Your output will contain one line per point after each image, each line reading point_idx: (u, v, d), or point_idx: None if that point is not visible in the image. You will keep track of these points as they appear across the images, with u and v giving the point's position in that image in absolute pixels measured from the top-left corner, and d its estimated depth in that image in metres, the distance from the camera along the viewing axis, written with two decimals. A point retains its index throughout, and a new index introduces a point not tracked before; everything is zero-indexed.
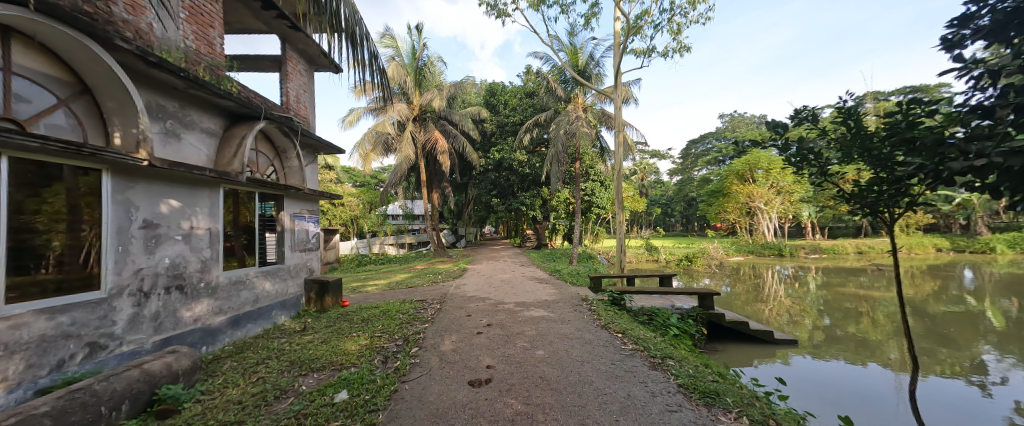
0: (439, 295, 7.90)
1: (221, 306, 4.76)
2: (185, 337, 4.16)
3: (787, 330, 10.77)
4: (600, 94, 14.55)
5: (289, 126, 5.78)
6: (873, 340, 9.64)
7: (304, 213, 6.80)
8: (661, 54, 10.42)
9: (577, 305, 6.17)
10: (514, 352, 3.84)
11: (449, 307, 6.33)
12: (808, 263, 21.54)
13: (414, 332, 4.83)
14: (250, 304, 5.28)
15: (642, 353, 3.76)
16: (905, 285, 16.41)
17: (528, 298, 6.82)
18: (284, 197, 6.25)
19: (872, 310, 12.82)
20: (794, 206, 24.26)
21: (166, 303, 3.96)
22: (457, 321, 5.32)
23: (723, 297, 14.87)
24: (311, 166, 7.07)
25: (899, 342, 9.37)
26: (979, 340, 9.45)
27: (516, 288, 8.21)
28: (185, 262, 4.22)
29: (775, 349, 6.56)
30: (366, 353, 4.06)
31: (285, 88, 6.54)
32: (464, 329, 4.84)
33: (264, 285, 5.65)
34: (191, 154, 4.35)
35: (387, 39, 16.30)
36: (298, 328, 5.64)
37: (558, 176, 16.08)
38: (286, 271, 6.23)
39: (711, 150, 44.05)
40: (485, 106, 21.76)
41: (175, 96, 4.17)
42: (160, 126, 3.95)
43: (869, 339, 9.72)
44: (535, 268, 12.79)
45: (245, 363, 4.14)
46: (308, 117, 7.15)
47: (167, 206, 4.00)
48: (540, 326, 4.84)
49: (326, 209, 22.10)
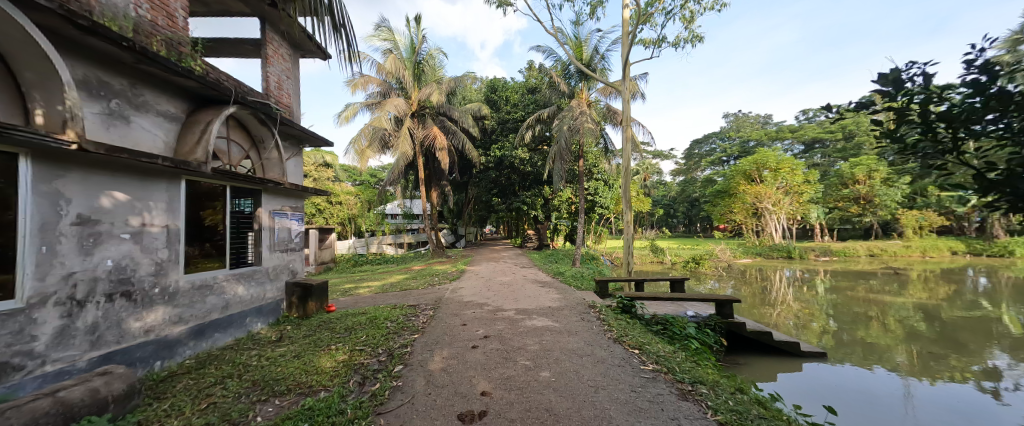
0: (434, 299, 7.30)
1: (182, 313, 4.20)
2: (133, 352, 3.59)
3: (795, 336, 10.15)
4: (605, 88, 13.90)
5: (265, 113, 5.17)
6: (880, 345, 9.08)
7: (286, 210, 6.25)
8: (672, 44, 9.78)
9: (584, 314, 5.57)
10: (514, 373, 3.26)
11: (443, 315, 5.73)
12: (816, 265, 20.88)
13: (401, 345, 4.24)
14: (218, 311, 4.71)
15: (666, 376, 3.16)
16: (918, 289, 15.73)
17: (529, 305, 6.22)
18: (262, 192, 5.68)
19: (882, 314, 12.18)
20: (803, 207, 23.58)
21: (108, 312, 3.39)
22: (450, 331, 4.73)
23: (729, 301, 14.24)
24: (295, 158, 6.50)
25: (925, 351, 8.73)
26: (993, 346, 9.00)
27: (516, 292, 7.59)
28: (134, 264, 3.65)
29: (805, 362, 5.93)
30: (341, 372, 3.47)
31: (265, 73, 5.96)
32: (457, 342, 4.24)
33: (236, 290, 5.07)
34: (142, 139, 3.79)
35: (384, 32, 15.74)
36: (274, 338, 5.06)
37: (560, 174, 15.50)
38: (264, 274, 5.67)
39: (714, 150, 43.31)
40: (485, 102, 21.16)
41: (122, 71, 3.61)
42: (101, 106, 3.39)
43: (880, 344, 9.16)
44: (537, 270, 12.17)
45: (201, 383, 3.55)
46: (291, 106, 6.57)
47: (110, 199, 3.43)
48: (545, 338, 4.25)
49: (322, 207, 21.45)
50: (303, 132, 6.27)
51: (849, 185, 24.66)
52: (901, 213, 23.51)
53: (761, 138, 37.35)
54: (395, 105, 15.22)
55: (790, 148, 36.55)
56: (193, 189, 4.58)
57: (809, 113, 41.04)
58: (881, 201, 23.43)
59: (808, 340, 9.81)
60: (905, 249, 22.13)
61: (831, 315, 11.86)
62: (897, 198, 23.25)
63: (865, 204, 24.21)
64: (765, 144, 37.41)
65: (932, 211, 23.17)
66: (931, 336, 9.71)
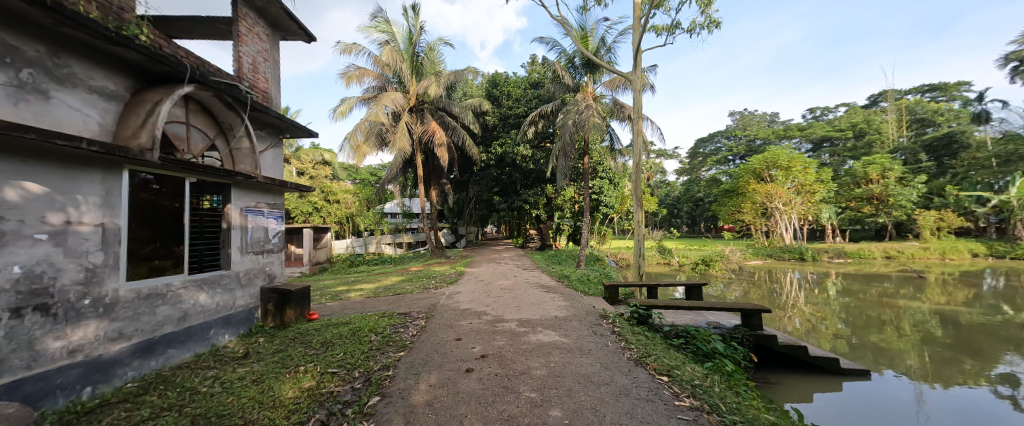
0: (427, 306, 6.64)
1: (123, 328, 3.54)
2: (51, 378, 2.94)
3: (806, 337, 9.54)
4: (612, 81, 13.20)
5: (233, 95, 4.53)
6: (894, 347, 8.55)
7: (262, 207, 5.63)
8: (687, 30, 9.08)
9: (596, 326, 4.88)
10: (516, 411, 2.59)
11: (436, 327, 5.04)
12: (830, 268, 20.02)
13: (381, 367, 3.57)
14: (173, 323, 4.06)
15: (709, 417, 2.50)
16: (936, 292, 15.00)
17: (533, 314, 5.55)
18: (231, 186, 5.05)
19: (898, 318, 11.45)
20: (815, 207, 22.78)
21: (14, 331, 2.72)
22: (442, 348, 4.06)
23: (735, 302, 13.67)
24: (272, 150, 5.88)
25: (952, 355, 8.06)
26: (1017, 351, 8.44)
27: (519, 299, 6.90)
28: (52, 271, 2.98)
29: (846, 381, 5.18)
30: (303, 406, 2.82)
31: (237, 53, 5.29)
32: (449, 363, 3.56)
33: (197, 298, 4.43)
34: (70, 121, 3.15)
35: (381, 24, 15.09)
36: (240, 353, 4.41)
37: (564, 172, 14.68)
38: (232, 279, 5.01)
39: (720, 149, 42.62)
40: (487, 98, 20.50)
41: (38, 36, 2.95)
42: (6, 77, 2.73)
43: (892, 347, 8.55)
44: (540, 272, 11.49)
45: (130, 418, 2.88)
46: (268, 92, 5.90)
47: (19, 191, 2.78)
48: (554, 360, 3.55)
49: (320, 206, 20.66)
50: (281, 121, 5.62)
51: (862, 185, 23.98)
52: (918, 214, 22.66)
53: (768, 136, 36.40)
54: (392, 100, 14.52)
55: (799, 147, 35.61)
56: (138, 183, 3.95)
57: (817, 112, 40.15)
58: (896, 201, 22.77)
59: (816, 342, 9.18)
60: (922, 251, 21.29)
61: (851, 319, 11.19)
62: (912, 198, 22.60)
63: (879, 204, 23.49)
64: (773, 143, 36.50)
65: (949, 211, 22.36)
66: (961, 340, 9.05)
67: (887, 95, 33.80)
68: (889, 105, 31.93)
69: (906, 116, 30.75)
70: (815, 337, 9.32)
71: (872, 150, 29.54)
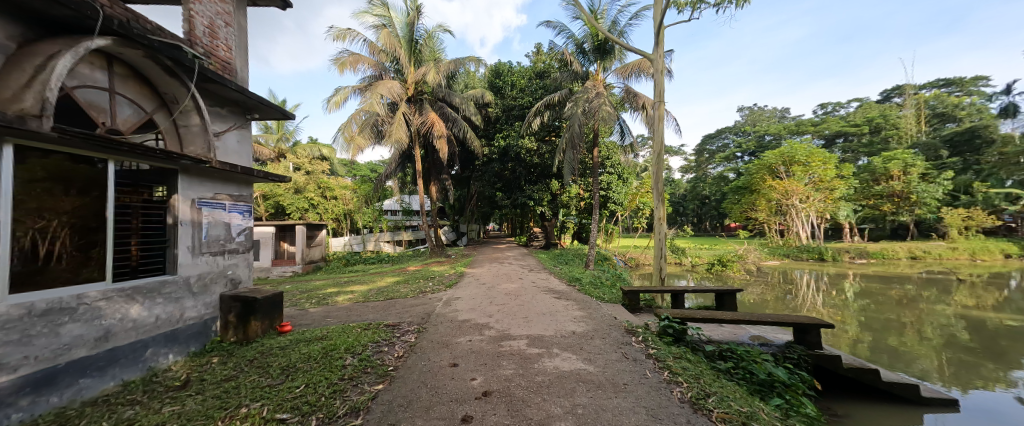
0: (421, 316, 5.72)
1: (2, 357, 2.61)
2: None
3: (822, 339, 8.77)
4: (624, 68, 12.16)
5: (172, 58, 3.59)
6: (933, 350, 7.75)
7: (222, 199, 4.74)
8: (713, 5, 8.14)
9: (626, 347, 3.95)
10: None
11: (428, 346, 4.08)
12: (851, 269, 18.92)
13: (348, 412, 2.64)
14: (86, 346, 3.15)
15: None
16: (961, 294, 14.05)
17: (546, 329, 4.64)
18: (178, 173, 4.16)
19: (920, 321, 10.54)
20: (834, 204, 21.60)
21: None
22: (432, 380, 3.13)
23: (750, 302, 12.72)
24: (236, 131, 4.97)
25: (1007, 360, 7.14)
26: None
27: (528, 307, 5.99)
28: None
29: (928, 414, 4.22)
30: None
31: (187, 12, 4.37)
32: (440, 406, 2.64)
33: (126, 311, 3.52)
34: None
35: (378, 7, 14.13)
36: (180, 382, 3.49)
37: (572, 165, 13.63)
38: (180, 287, 4.12)
39: (728, 146, 41.45)
40: (490, 88, 19.57)
41: None
42: None
43: (902, 348, 7.83)
44: (547, 273, 10.57)
45: None
46: (230, 62, 4.98)
47: None
48: (583, 403, 2.62)
49: (316, 202, 19.79)
50: (244, 96, 4.70)
51: (882, 182, 22.87)
52: (943, 211, 21.62)
53: (779, 132, 34.53)
54: (388, 88, 13.54)
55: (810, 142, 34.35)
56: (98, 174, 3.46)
57: (828, 108, 38.97)
58: (919, 199, 21.70)
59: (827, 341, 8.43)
60: (951, 251, 20.22)
61: (875, 322, 10.37)
62: (937, 195, 21.49)
63: (900, 202, 22.44)
64: (785, 138, 34.74)
65: (978, 209, 21.27)
66: (1010, 347, 8.21)
67: (903, 90, 32.66)
68: (906, 98, 30.90)
69: (925, 111, 29.61)
70: (835, 338, 8.51)
71: (890, 146, 28.33)
